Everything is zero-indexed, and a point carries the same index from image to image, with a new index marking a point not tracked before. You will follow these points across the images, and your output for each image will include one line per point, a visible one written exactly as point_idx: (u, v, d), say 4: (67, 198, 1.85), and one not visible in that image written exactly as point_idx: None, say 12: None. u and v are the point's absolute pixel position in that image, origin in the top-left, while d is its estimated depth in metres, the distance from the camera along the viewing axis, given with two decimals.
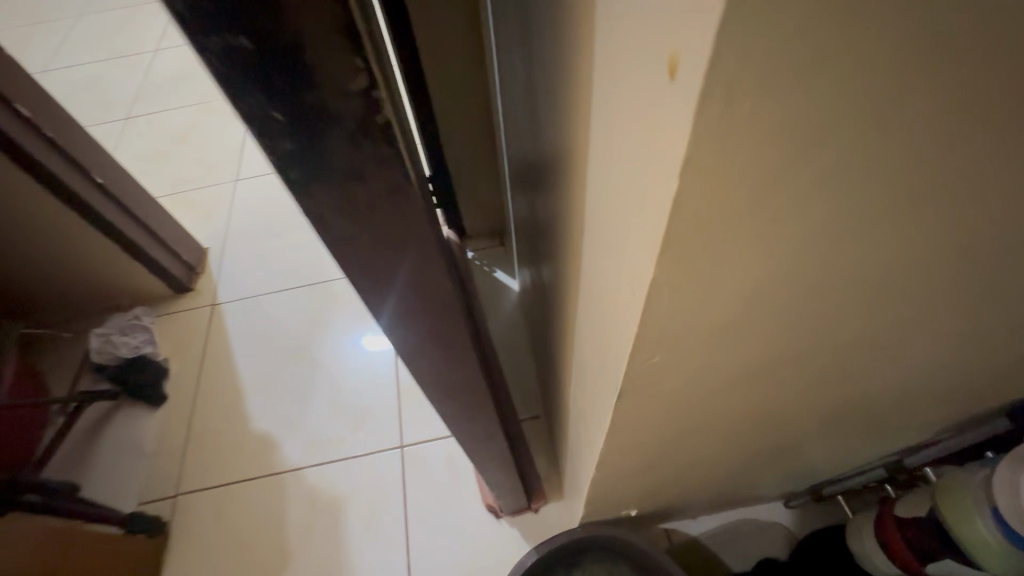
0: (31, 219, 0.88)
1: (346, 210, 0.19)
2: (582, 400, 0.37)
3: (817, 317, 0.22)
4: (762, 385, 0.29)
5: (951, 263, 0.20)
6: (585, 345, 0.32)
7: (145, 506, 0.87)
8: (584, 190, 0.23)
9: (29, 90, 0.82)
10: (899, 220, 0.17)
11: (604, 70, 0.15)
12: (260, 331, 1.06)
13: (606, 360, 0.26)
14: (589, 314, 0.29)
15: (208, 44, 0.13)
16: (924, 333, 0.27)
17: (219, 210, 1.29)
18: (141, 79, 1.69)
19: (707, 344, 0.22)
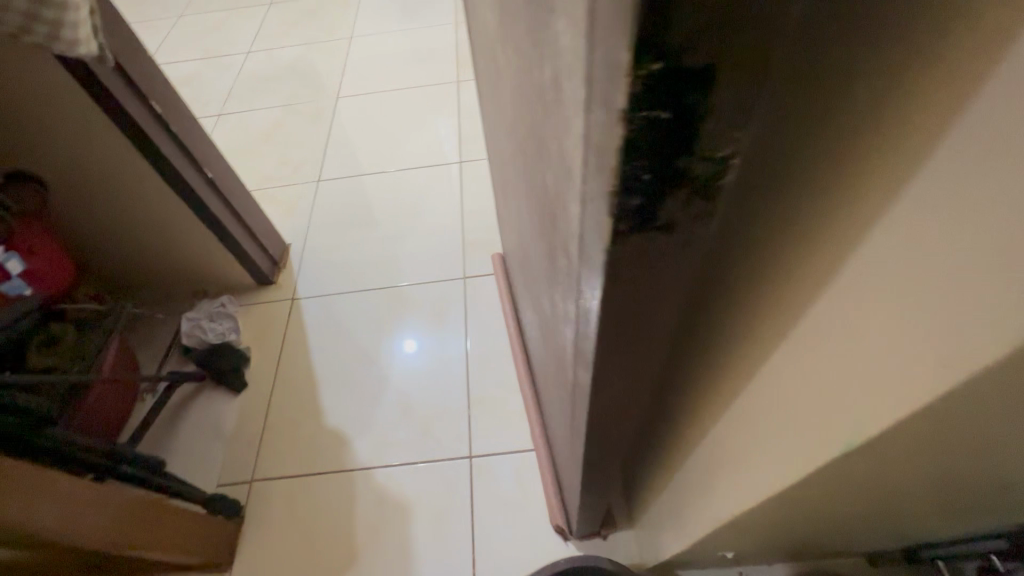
0: (147, 207, 0.94)
1: (642, 259, 0.19)
2: (727, 456, 0.35)
3: None
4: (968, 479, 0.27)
5: None
6: (752, 411, 0.30)
7: (223, 489, 0.91)
8: (806, 259, 0.21)
9: (162, 90, 0.86)
10: None
11: (938, 159, 0.14)
12: (336, 329, 1.09)
13: (808, 435, 0.24)
14: (770, 385, 0.27)
15: (636, 120, 0.13)
16: None
17: (301, 208, 1.35)
18: (234, 79, 1.81)
19: (967, 454, 0.21)
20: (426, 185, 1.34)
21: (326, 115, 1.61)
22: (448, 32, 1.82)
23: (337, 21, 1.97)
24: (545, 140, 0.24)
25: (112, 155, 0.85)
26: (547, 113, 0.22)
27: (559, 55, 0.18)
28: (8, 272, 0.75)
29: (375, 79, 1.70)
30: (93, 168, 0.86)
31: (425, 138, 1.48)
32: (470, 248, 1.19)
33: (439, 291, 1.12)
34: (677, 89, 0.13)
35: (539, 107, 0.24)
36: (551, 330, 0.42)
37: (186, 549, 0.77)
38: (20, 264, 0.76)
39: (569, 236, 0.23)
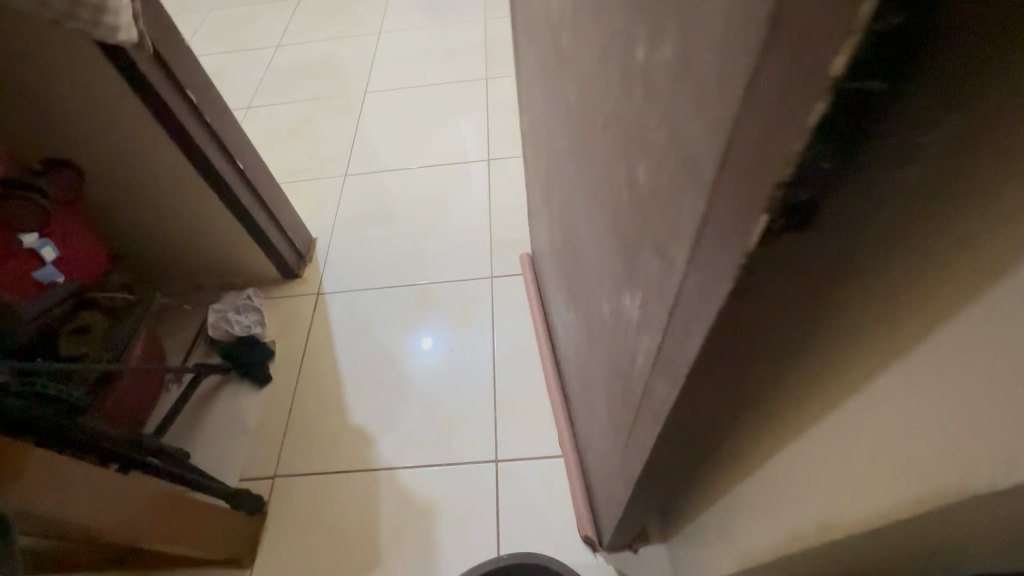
0: (179, 197, 0.93)
1: (789, 262, 0.17)
2: (801, 482, 0.32)
3: None
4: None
5: None
6: (849, 436, 0.26)
7: (246, 483, 0.90)
8: (928, 293, 0.18)
9: (199, 80, 0.86)
10: None
11: None
12: (361, 324, 1.08)
13: (925, 466, 0.21)
14: (875, 410, 0.24)
15: (846, 86, 0.12)
16: None
17: (329, 202, 1.34)
18: (263, 72, 1.82)
19: None
20: (453, 182, 1.33)
21: (355, 110, 1.61)
22: (477, 29, 1.80)
23: (366, 16, 1.97)
24: (662, 130, 0.22)
25: (147, 144, 0.84)
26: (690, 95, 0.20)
27: (721, 24, 0.15)
28: (42, 259, 0.75)
29: (404, 75, 1.70)
30: (128, 157, 0.86)
31: (453, 135, 1.46)
32: (498, 248, 1.17)
33: (466, 290, 1.11)
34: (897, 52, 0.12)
35: (661, 91, 0.21)
36: (611, 337, 0.40)
37: (208, 545, 0.76)
38: (54, 251, 0.76)
39: (679, 233, 0.21)
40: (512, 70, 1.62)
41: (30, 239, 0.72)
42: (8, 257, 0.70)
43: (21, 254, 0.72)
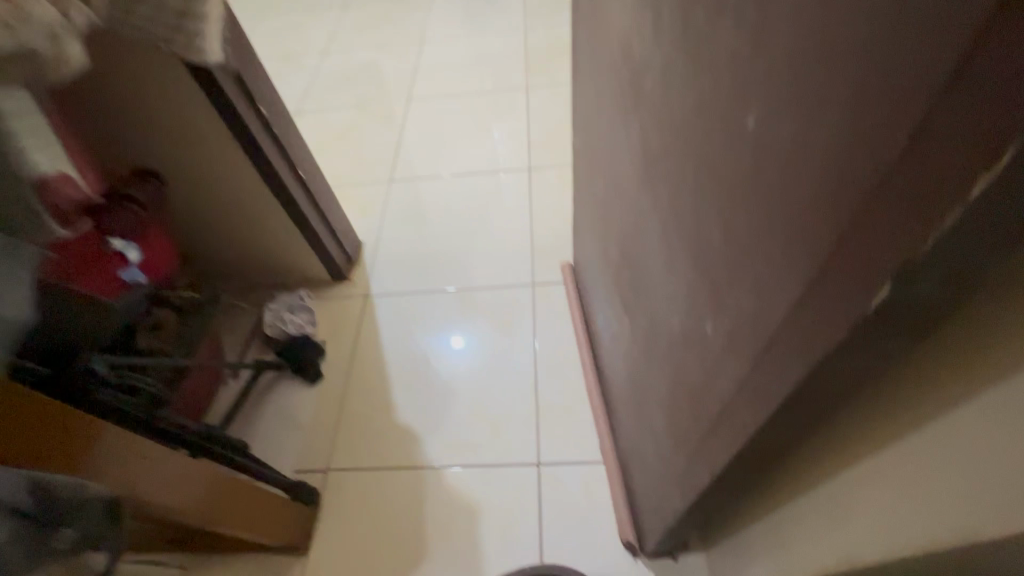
0: (245, 203, 0.99)
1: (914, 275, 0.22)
2: (881, 491, 0.34)
3: None
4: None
5: None
6: (942, 445, 0.29)
7: (301, 475, 0.95)
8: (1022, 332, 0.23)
9: (268, 94, 0.91)
10: None
11: None
12: (409, 326, 1.13)
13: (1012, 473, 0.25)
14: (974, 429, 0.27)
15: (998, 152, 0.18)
16: None
17: (374, 208, 1.40)
18: (310, 80, 1.89)
19: None
20: (494, 191, 1.37)
21: (397, 118, 1.66)
22: (517, 39, 1.84)
23: (408, 24, 2.03)
24: None
25: (220, 153, 0.90)
26: (853, 118, 0.23)
27: None
28: (128, 260, 0.79)
29: (444, 84, 1.74)
30: (200, 165, 0.91)
31: (493, 143, 1.50)
32: (538, 257, 1.20)
33: (509, 297, 1.14)
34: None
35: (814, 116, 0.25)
36: (700, 344, 0.43)
37: (269, 530, 0.81)
38: (138, 254, 0.80)
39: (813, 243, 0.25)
40: (551, 80, 1.65)
41: (117, 241, 0.77)
42: (97, 257, 0.75)
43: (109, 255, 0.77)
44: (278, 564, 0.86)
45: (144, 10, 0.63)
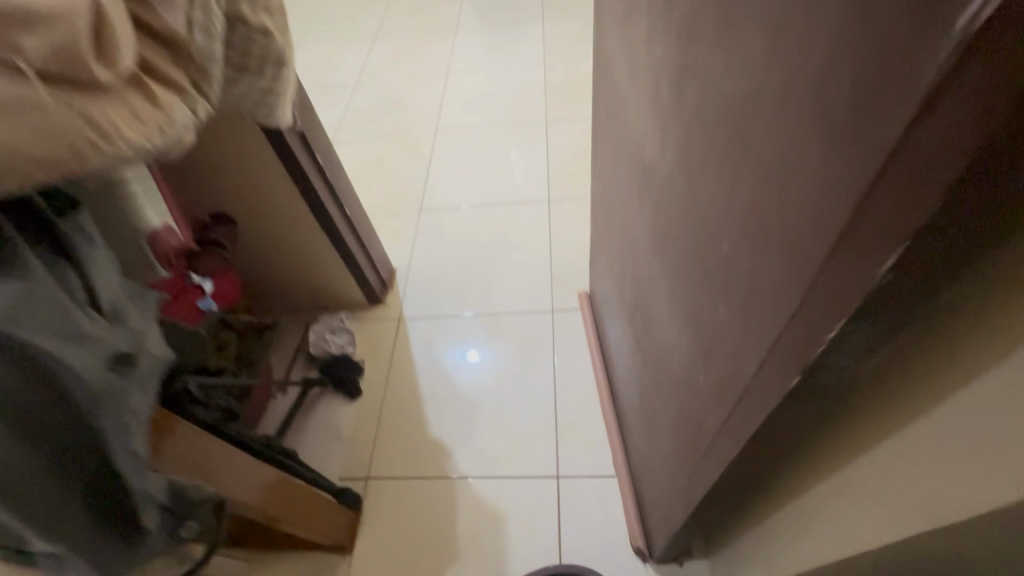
0: (297, 238, 1.11)
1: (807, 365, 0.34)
2: (851, 504, 0.42)
3: None
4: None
5: None
6: (872, 469, 0.39)
7: (345, 482, 1.06)
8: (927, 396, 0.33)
9: (323, 143, 1.03)
10: None
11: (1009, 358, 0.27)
12: (439, 348, 1.24)
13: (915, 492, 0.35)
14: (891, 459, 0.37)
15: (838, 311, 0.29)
16: None
17: (405, 236, 1.52)
18: (343, 111, 2.03)
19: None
20: (515, 221, 1.48)
21: (425, 150, 1.79)
22: (536, 73, 1.97)
23: (433, 58, 2.17)
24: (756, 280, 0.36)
25: (280, 196, 1.02)
26: None
27: None
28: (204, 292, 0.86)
29: (468, 117, 1.87)
30: (262, 206, 1.04)
31: (514, 175, 1.62)
32: (557, 284, 1.31)
33: (530, 321, 1.25)
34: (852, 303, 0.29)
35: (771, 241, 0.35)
36: (693, 385, 0.53)
37: (321, 531, 0.92)
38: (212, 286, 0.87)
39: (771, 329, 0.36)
40: (568, 115, 1.77)
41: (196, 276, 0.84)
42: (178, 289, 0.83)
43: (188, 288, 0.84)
44: (327, 561, 0.97)
45: (236, 89, 0.75)
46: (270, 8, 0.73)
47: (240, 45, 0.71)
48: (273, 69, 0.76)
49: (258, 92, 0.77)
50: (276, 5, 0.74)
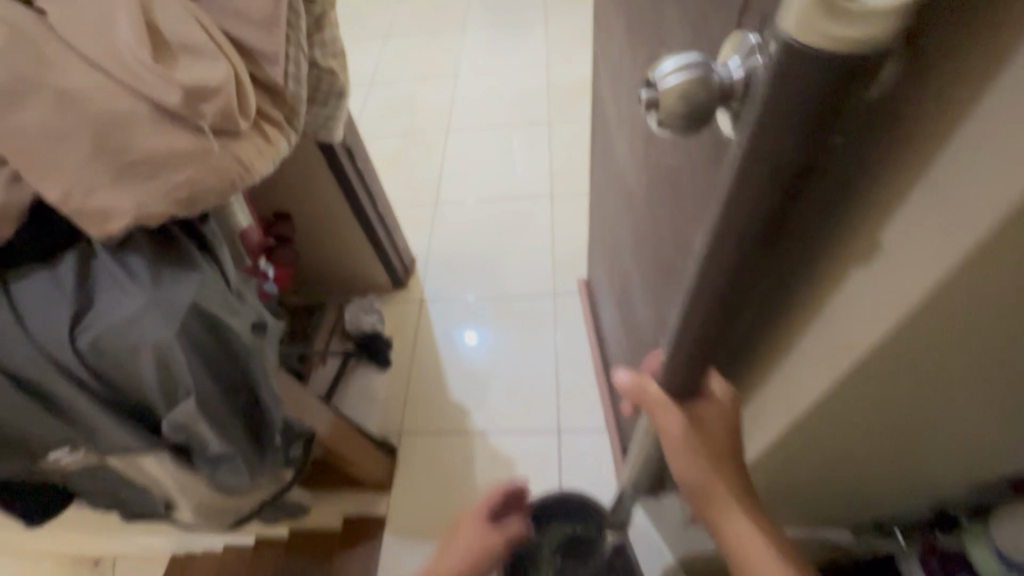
0: (338, 231, 1.31)
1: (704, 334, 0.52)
2: (752, 421, 0.62)
3: (885, 420, 0.52)
4: (871, 440, 0.57)
5: (932, 408, 0.50)
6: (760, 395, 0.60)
7: (382, 435, 1.29)
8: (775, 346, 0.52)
9: (361, 152, 1.22)
10: (915, 394, 0.47)
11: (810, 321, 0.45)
12: (456, 325, 1.45)
13: (777, 403, 0.55)
14: (767, 388, 0.57)
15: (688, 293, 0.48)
16: (934, 435, 0.56)
17: (423, 227, 1.71)
18: (361, 109, 2.20)
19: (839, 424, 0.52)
20: (521, 214, 1.68)
21: (438, 147, 1.98)
22: (539, 76, 2.14)
23: (444, 58, 2.33)
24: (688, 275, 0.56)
25: (325, 196, 1.21)
26: None
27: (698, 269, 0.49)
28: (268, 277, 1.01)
29: (477, 116, 2.05)
30: (310, 205, 1.23)
31: (520, 172, 1.81)
32: (558, 271, 1.51)
33: (535, 303, 1.46)
34: None
35: None
36: (657, 348, 0.73)
37: (367, 468, 1.14)
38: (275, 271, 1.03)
39: None
40: (569, 116, 1.95)
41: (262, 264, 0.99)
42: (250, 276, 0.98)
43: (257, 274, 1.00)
44: (371, 497, 1.20)
45: (306, 116, 0.94)
46: (335, 52, 0.91)
47: (313, 82, 0.89)
48: (335, 99, 0.95)
49: (322, 117, 0.96)
50: (338, 49, 0.92)
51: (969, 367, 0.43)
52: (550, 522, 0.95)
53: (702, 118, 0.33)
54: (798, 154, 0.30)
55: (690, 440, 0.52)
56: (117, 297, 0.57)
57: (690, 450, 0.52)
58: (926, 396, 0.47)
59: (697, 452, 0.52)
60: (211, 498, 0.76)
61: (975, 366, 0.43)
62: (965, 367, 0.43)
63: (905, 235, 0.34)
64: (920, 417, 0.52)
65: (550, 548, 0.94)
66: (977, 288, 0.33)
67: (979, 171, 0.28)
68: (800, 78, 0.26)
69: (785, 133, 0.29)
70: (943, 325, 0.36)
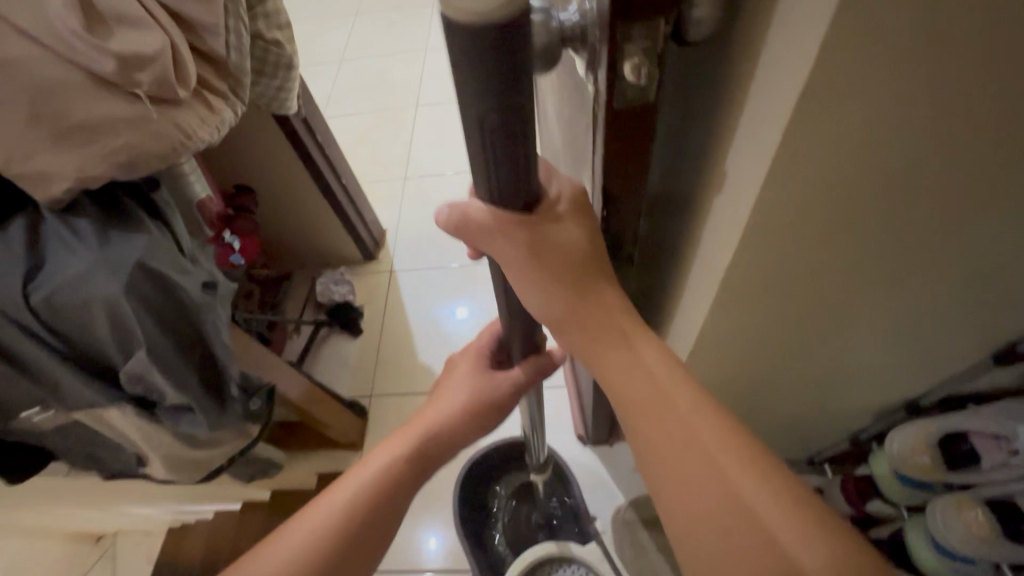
0: (303, 204, 1.34)
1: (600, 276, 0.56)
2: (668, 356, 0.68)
3: (768, 348, 0.58)
4: (768, 370, 0.62)
5: (805, 332, 0.55)
6: (672, 331, 0.65)
7: (354, 398, 1.35)
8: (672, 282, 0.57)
9: (319, 125, 1.24)
10: (784, 319, 0.52)
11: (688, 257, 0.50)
12: (424, 293, 1.50)
13: (679, 336, 0.60)
14: (675, 322, 0.62)
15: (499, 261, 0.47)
16: (824, 363, 0.61)
17: (393, 202, 1.75)
18: (332, 86, 2.21)
19: (733, 354, 0.57)
20: None
21: (408, 121, 1.99)
22: None
23: (414, 32, 2.33)
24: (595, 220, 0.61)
25: (287, 170, 1.24)
26: None
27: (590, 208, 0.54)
28: (233, 249, 1.06)
29: (447, 90, 2.06)
30: (272, 178, 1.25)
31: None
32: None
33: None
34: (614, 235, 0.51)
35: None
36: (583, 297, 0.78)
37: (340, 427, 1.20)
38: (240, 244, 1.07)
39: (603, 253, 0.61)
40: None
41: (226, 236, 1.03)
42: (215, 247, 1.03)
43: (221, 246, 1.04)
44: (344, 455, 1.26)
45: (256, 88, 0.97)
46: (280, 24, 0.93)
47: (259, 54, 0.92)
48: (283, 71, 0.97)
49: (272, 90, 0.98)
50: (283, 21, 0.94)
51: (823, 289, 0.48)
52: (501, 469, 1.03)
53: (546, 60, 0.36)
54: (497, 116, 0.30)
55: (528, 272, 0.40)
56: (66, 258, 0.61)
57: (547, 295, 0.41)
58: (796, 320, 0.53)
59: (547, 287, 0.41)
60: (177, 451, 0.81)
61: (829, 288, 0.48)
62: (819, 289, 0.48)
63: (735, 160, 0.38)
64: (803, 342, 0.57)
65: (505, 493, 1.02)
66: (795, 208, 0.38)
67: (769, 94, 0.32)
68: (465, 48, 0.26)
69: (478, 91, 0.29)
70: (777, 245, 0.41)
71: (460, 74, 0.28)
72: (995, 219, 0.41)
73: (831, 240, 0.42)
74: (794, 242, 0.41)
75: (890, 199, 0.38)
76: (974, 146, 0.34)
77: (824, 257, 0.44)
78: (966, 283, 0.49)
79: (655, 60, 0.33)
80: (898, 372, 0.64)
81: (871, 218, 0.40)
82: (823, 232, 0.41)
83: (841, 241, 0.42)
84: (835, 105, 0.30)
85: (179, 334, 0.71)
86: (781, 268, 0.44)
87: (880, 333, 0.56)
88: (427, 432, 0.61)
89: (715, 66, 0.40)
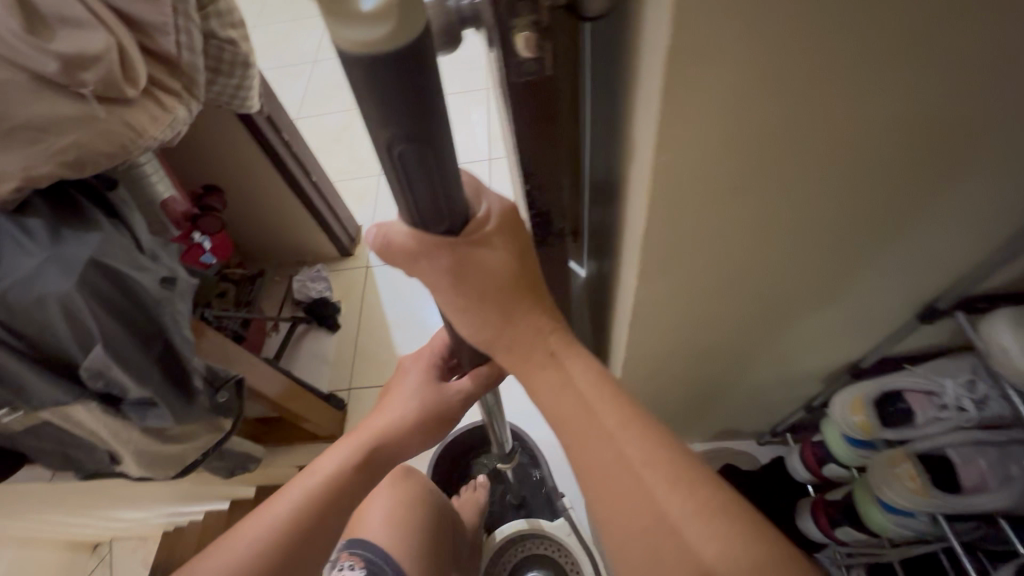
0: (274, 202, 1.35)
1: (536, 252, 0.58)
2: (617, 329, 0.70)
3: (704, 313, 0.60)
4: (708, 337, 0.65)
5: (734, 296, 0.57)
6: (618, 304, 0.67)
7: (333, 391, 1.36)
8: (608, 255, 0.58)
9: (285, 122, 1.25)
10: (710, 282, 0.54)
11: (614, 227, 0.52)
12: (400, 286, 1.51)
13: (621, 307, 0.62)
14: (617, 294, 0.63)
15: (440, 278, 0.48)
16: (762, 328, 0.64)
17: (368, 198, 1.76)
18: (306, 86, 2.21)
19: (668, 320, 0.60)
20: None
21: None
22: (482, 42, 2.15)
23: None
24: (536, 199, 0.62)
25: (255, 168, 1.25)
26: None
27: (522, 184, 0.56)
28: (203, 248, 1.07)
29: None
30: (241, 177, 1.26)
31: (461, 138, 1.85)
32: None
33: None
34: (543, 210, 0.53)
35: None
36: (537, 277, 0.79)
37: (320, 419, 1.22)
38: (210, 242, 1.08)
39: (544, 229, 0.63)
40: None
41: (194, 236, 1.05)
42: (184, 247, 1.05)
43: (190, 245, 1.06)
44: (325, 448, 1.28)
45: (213, 87, 0.97)
46: (235, 22, 0.94)
47: (214, 53, 0.92)
48: (241, 69, 0.98)
49: (231, 88, 0.99)
50: (237, 19, 0.95)
51: (741, 252, 0.50)
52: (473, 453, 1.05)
53: (447, 37, 0.38)
54: (407, 142, 0.31)
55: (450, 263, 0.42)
56: (19, 258, 0.62)
57: (473, 269, 0.42)
58: (722, 284, 0.55)
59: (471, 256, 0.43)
60: (149, 446, 0.83)
61: (747, 251, 0.50)
62: (737, 252, 0.50)
63: (637, 127, 0.40)
64: (735, 306, 0.59)
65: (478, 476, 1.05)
66: (692, 169, 0.40)
67: (649, 61, 0.34)
68: (369, 79, 0.27)
69: (388, 117, 0.30)
70: (684, 207, 0.43)
71: (364, 102, 0.29)
72: (897, 179, 0.43)
73: (737, 203, 0.44)
74: (701, 204, 0.43)
75: (783, 162, 0.40)
76: (856, 108, 0.36)
77: (734, 219, 0.46)
78: (882, 245, 0.51)
79: (543, 33, 0.35)
80: (837, 335, 0.66)
81: (772, 181, 0.41)
82: (727, 194, 0.42)
83: (747, 204, 0.44)
84: (707, 68, 0.32)
85: (139, 330, 0.72)
86: (691, 231, 0.46)
87: (810, 296, 0.58)
88: (372, 443, 0.63)
89: (619, 41, 0.42)
